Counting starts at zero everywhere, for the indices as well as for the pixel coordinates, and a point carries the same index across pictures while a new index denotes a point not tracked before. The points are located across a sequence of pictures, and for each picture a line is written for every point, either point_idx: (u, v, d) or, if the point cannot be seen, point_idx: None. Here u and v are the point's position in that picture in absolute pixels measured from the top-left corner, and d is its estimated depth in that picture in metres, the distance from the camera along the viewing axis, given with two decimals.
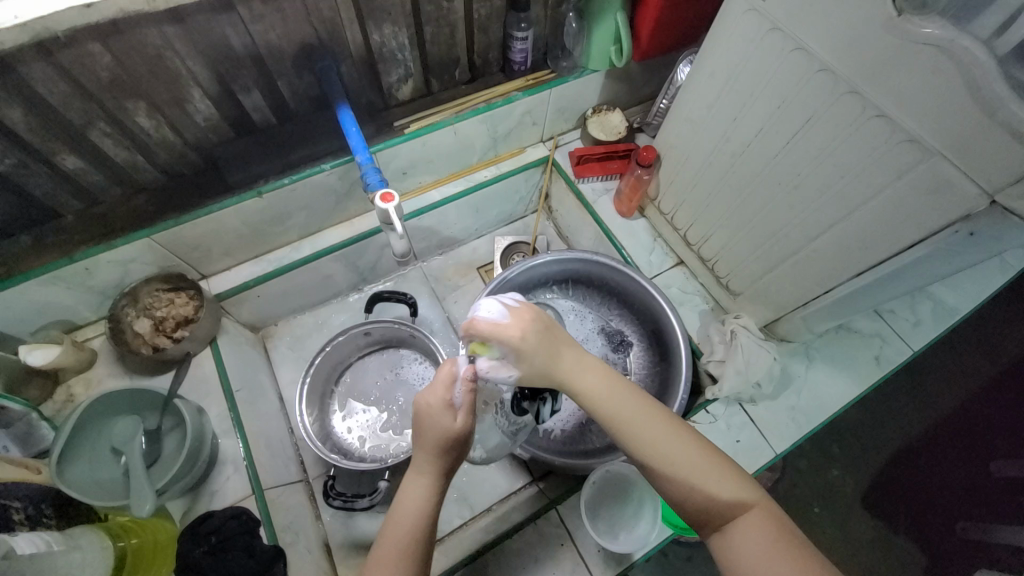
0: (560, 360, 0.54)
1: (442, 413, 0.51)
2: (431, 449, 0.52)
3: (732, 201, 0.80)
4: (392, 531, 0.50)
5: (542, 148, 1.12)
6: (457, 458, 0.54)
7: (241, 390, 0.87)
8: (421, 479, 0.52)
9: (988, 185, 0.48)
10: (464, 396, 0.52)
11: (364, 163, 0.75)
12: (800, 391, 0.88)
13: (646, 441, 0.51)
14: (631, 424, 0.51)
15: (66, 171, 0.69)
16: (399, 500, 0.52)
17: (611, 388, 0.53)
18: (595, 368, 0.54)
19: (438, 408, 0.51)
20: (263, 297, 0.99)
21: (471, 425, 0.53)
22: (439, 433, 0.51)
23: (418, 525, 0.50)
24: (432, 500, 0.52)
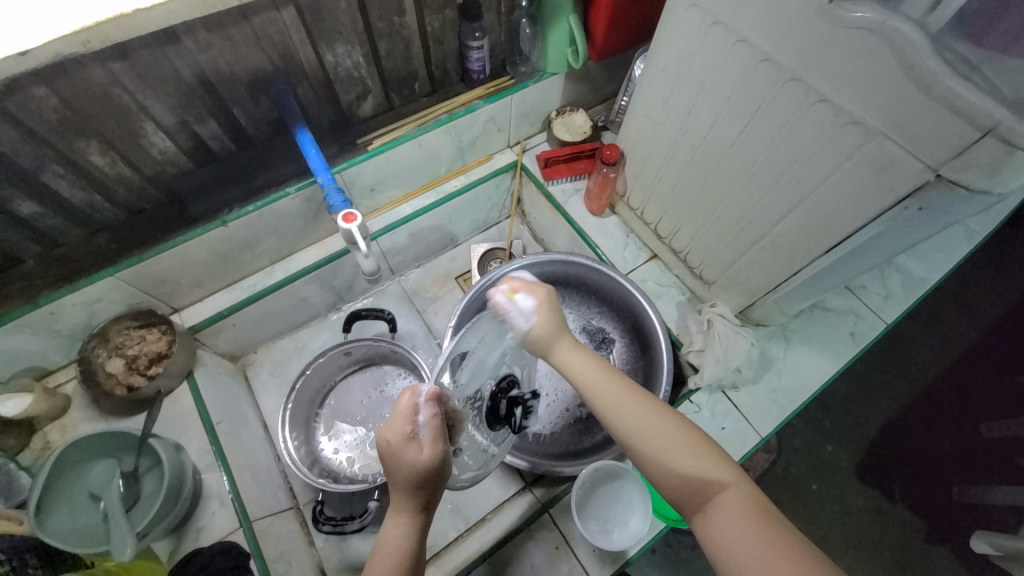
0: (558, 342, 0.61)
1: (405, 448, 0.50)
2: (402, 487, 0.51)
3: (696, 192, 0.81)
4: (376, 565, 0.51)
5: (510, 153, 1.12)
6: (435, 491, 0.52)
7: (222, 422, 0.86)
8: (400, 520, 0.52)
9: (930, 160, 0.49)
10: (428, 424, 0.50)
11: (326, 183, 0.74)
12: (780, 373, 0.90)
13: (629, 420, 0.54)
14: (615, 407, 0.56)
15: (22, 216, 0.68)
16: (379, 543, 0.52)
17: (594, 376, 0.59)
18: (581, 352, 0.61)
19: (400, 444, 0.49)
20: (239, 325, 0.98)
21: (441, 454, 0.50)
22: (407, 469, 0.50)
23: (397, 565, 0.50)
24: (413, 536, 0.52)
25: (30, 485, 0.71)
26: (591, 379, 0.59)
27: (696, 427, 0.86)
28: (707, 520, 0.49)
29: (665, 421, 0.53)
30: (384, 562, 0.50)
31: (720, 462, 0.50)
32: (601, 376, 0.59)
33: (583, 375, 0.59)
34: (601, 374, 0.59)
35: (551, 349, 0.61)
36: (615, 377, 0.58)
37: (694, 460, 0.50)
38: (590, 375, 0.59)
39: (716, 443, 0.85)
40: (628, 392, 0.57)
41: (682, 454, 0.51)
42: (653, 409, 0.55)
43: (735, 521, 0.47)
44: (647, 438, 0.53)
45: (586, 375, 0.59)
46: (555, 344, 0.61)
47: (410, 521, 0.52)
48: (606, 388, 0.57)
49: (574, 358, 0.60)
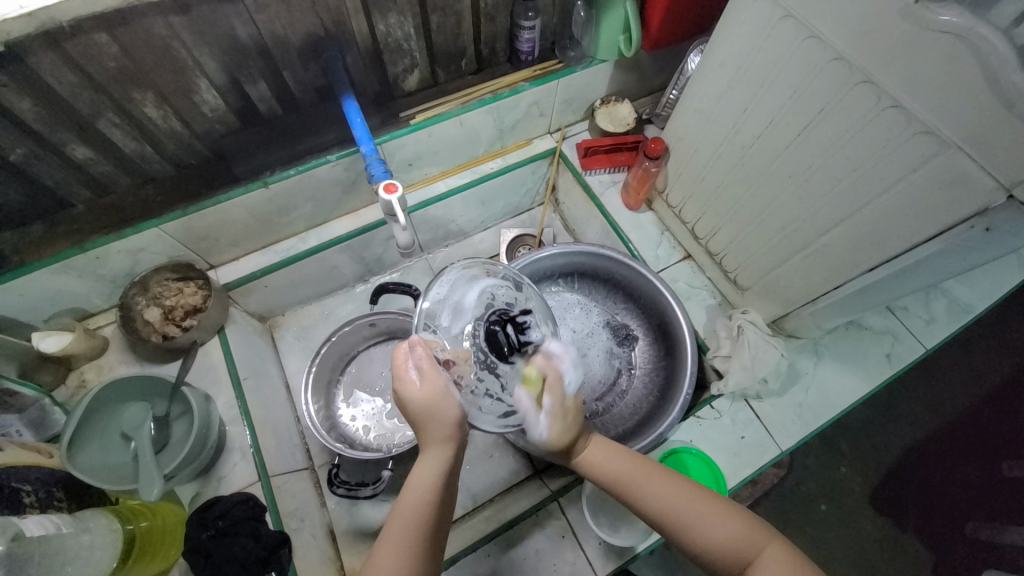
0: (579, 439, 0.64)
1: (409, 387, 0.57)
2: (422, 424, 0.58)
3: (741, 194, 0.79)
4: (405, 501, 0.54)
5: (549, 139, 1.11)
6: (450, 424, 0.58)
7: (248, 379, 0.88)
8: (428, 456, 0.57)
9: (1006, 178, 0.46)
10: (422, 363, 0.57)
11: (368, 153, 0.75)
12: (807, 387, 0.87)
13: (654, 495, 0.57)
14: (642, 485, 0.58)
15: (77, 161, 0.70)
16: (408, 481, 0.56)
17: (616, 464, 0.62)
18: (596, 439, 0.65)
19: (404, 387, 0.58)
20: (270, 287, 1.00)
21: (440, 385, 0.57)
22: (415, 407, 0.58)
23: (426, 495, 0.54)
24: (439, 466, 0.56)
25: (67, 419, 0.74)
26: (613, 466, 0.62)
27: (714, 433, 0.85)
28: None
29: (686, 491, 0.56)
30: (415, 490, 0.54)
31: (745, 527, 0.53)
32: (624, 461, 0.62)
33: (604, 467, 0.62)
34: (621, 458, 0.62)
35: (573, 448, 0.63)
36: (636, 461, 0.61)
37: (718, 522, 0.53)
38: (615, 461, 0.62)
39: (734, 452, 0.83)
40: (648, 470, 0.60)
41: (705, 516, 0.54)
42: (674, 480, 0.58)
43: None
44: (677, 514, 0.55)
45: (607, 464, 0.62)
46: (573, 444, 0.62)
47: (434, 454, 0.57)
48: (633, 469, 0.60)
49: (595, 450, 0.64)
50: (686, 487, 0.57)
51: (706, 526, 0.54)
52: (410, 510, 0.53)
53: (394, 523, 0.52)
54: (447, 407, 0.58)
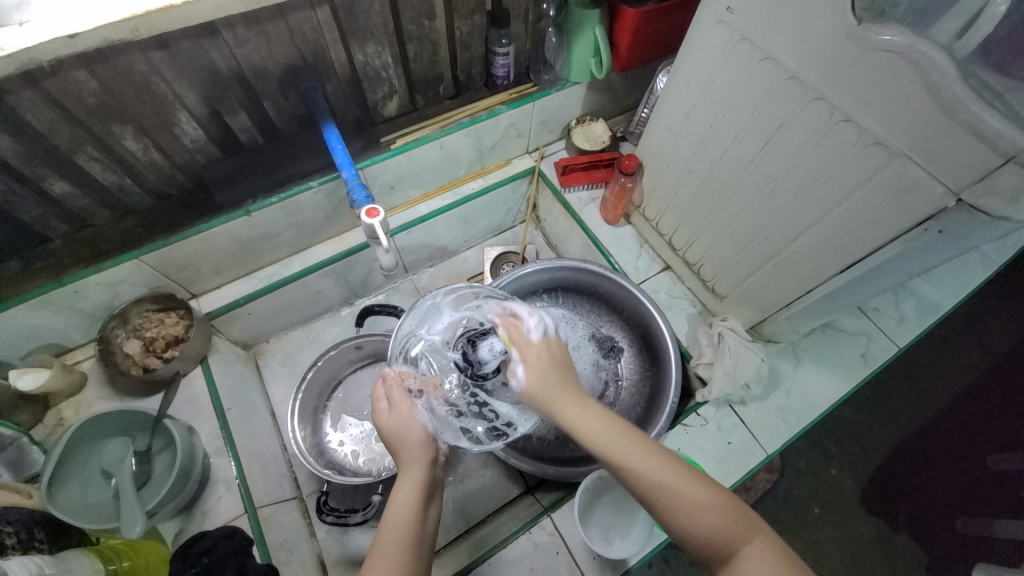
0: (562, 400, 0.56)
1: (382, 413, 0.63)
2: (398, 447, 0.61)
3: (713, 206, 0.82)
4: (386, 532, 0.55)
5: (528, 159, 1.14)
6: (423, 442, 0.62)
7: (233, 408, 0.87)
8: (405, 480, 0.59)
9: (952, 183, 0.50)
10: (391, 395, 0.63)
11: (350, 178, 0.76)
12: (789, 391, 0.89)
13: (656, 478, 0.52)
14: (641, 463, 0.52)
15: (55, 195, 0.70)
16: (389, 506, 0.57)
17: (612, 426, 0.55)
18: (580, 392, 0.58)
19: (379, 414, 0.63)
20: (254, 314, 0.99)
21: (406, 409, 0.62)
22: (386, 433, 0.62)
23: (408, 520, 0.55)
24: (415, 490, 0.58)
25: (44, 458, 0.72)
26: (606, 433, 0.54)
27: (702, 440, 0.86)
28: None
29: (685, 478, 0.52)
30: (397, 512, 0.56)
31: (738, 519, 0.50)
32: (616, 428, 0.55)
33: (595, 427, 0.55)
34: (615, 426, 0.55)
35: (561, 402, 0.56)
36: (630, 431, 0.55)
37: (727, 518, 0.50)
38: (608, 431, 0.54)
39: (722, 458, 0.84)
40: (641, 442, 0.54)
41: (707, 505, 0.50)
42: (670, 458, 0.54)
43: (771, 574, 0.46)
44: (675, 491, 0.51)
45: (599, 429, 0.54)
46: (553, 402, 0.56)
47: (411, 475, 0.60)
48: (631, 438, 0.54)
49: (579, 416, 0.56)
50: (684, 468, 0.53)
51: (696, 509, 0.50)
52: (394, 531, 0.54)
53: (380, 545, 0.54)
54: (417, 428, 0.62)
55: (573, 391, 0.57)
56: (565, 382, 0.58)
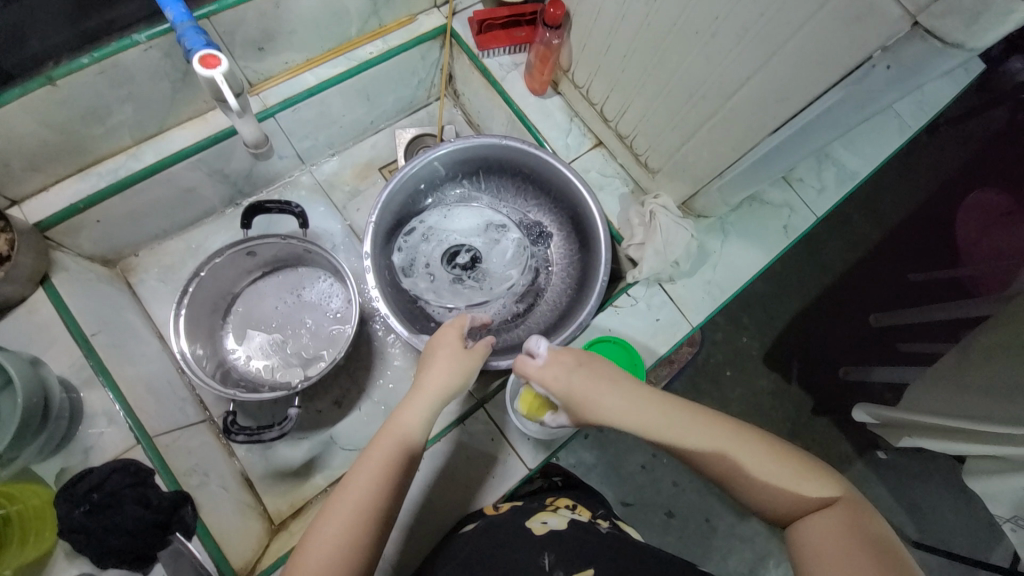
0: (577, 377, 0.61)
1: (445, 335, 0.67)
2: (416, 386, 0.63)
3: (648, 60, 0.71)
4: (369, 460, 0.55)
5: (437, 16, 0.93)
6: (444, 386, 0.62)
7: (102, 334, 0.73)
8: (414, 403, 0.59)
9: (912, 4, 0.42)
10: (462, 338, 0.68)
11: (178, 20, 0.56)
12: (715, 265, 0.90)
13: (699, 443, 0.55)
14: (670, 429, 0.56)
15: None
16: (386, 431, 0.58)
17: (638, 397, 0.58)
18: (623, 391, 0.59)
19: (450, 343, 0.65)
20: (107, 223, 0.79)
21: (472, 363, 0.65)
22: (429, 357, 0.65)
23: (397, 450, 0.56)
24: (422, 426, 0.59)
25: None
26: (635, 406, 0.58)
27: (630, 319, 0.84)
28: (803, 538, 0.51)
29: (735, 445, 0.54)
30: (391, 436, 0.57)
31: (804, 475, 0.53)
32: (655, 409, 0.57)
33: (624, 410, 0.58)
34: (664, 407, 0.57)
35: (583, 393, 0.60)
36: (693, 415, 0.56)
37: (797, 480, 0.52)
38: (635, 403, 0.58)
39: (650, 334, 0.84)
40: (678, 411, 0.57)
41: (768, 465, 0.53)
42: (718, 425, 0.56)
43: (837, 529, 0.49)
44: (726, 463, 0.54)
45: (628, 412, 0.58)
46: (575, 395, 0.60)
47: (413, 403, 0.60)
48: (654, 407, 0.57)
49: (606, 398, 0.58)
50: (722, 430, 0.55)
51: (767, 479, 0.53)
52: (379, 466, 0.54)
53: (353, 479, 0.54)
54: (435, 374, 0.62)
55: (598, 373, 0.60)
56: (584, 369, 0.61)
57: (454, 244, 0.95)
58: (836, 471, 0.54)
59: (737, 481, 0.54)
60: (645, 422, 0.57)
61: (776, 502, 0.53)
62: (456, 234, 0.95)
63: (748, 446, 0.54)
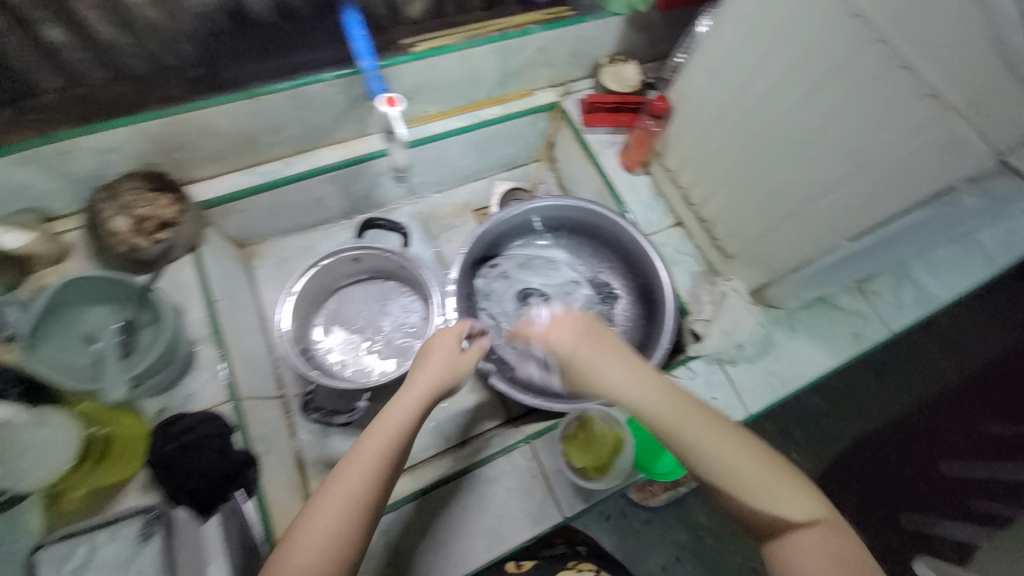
0: (583, 350, 0.62)
1: (445, 335, 0.70)
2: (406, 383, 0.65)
3: (738, 157, 0.79)
4: (360, 453, 0.56)
5: (552, 93, 1.08)
6: (439, 388, 0.65)
7: (223, 301, 0.84)
8: (405, 399, 0.61)
9: (996, 144, 0.49)
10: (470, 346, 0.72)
11: (367, 69, 0.77)
12: (778, 357, 0.90)
13: (706, 445, 0.55)
14: (684, 430, 0.55)
15: (45, 39, 0.65)
16: (377, 426, 0.59)
17: (641, 374, 0.59)
18: (631, 368, 0.59)
19: (446, 347, 0.68)
20: (251, 213, 0.94)
21: (461, 371, 0.68)
22: (428, 359, 0.67)
23: (388, 447, 0.57)
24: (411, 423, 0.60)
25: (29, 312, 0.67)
26: (637, 388, 0.57)
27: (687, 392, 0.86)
28: (791, 545, 0.53)
29: (739, 450, 0.55)
30: (382, 429, 0.58)
31: (794, 500, 0.55)
32: (664, 398, 0.57)
33: (626, 385, 0.58)
34: (674, 399, 0.57)
35: (594, 359, 0.60)
36: (704, 415, 0.56)
37: (793, 503, 0.55)
38: (641, 385, 0.57)
39: None
40: (683, 400, 0.57)
41: (760, 474, 0.55)
42: (722, 426, 0.56)
43: (824, 558, 0.52)
44: (735, 474, 0.54)
45: (634, 390, 0.57)
46: (577, 359, 0.61)
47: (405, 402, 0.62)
48: (663, 397, 0.57)
49: (611, 373, 0.59)
50: (723, 429, 0.56)
51: (757, 487, 0.54)
52: (370, 461, 0.55)
53: (343, 470, 0.55)
54: (425, 374, 0.65)
55: (610, 351, 0.61)
56: (598, 344, 0.62)
57: (526, 284, 1.01)
58: (821, 494, 0.57)
59: (740, 493, 0.54)
60: (653, 407, 0.56)
61: (762, 513, 0.54)
62: (530, 275, 1.02)
63: (744, 450, 0.56)
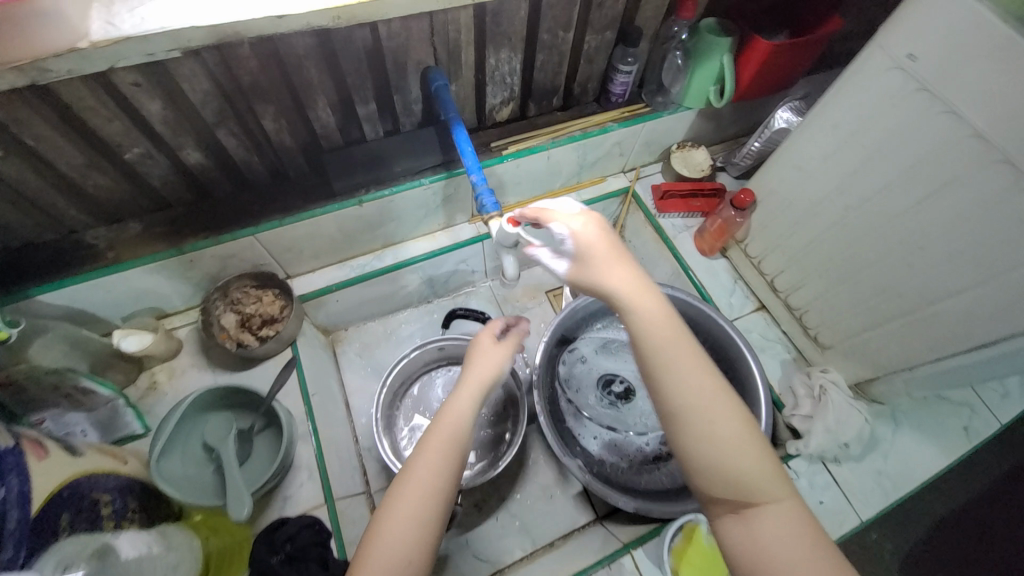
0: (597, 261, 0.58)
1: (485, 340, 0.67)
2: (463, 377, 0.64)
3: (835, 253, 0.78)
4: (428, 447, 0.56)
5: (622, 178, 1.11)
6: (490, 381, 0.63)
7: (316, 394, 0.86)
8: (463, 399, 0.60)
9: None
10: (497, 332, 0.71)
11: (477, 182, 0.72)
12: (886, 455, 0.85)
13: (697, 396, 0.53)
14: (690, 382, 0.53)
15: (186, 164, 0.72)
16: (439, 421, 0.58)
17: (658, 317, 0.56)
18: (651, 307, 0.57)
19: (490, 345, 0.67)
20: (341, 302, 0.98)
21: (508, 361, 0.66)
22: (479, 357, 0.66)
23: (456, 439, 0.57)
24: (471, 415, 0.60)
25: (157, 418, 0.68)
26: (652, 323, 0.56)
27: None
28: (744, 521, 0.50)
29: (731, 424, 0.52)
30: (447, 425, 0.57)
31: (763, 468, 0.51)
32: (667, 338, 0.55)
33: (636, 310, 0.56)
34: (686, 352, 0.55)
35: (593, 262, 0.58)
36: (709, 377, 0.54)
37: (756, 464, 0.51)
38: (645, 315, 0.56)
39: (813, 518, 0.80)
40: (691, 356, 0.55)
41: (750, 451, 0.52)
42: (720, 393, 0.54)
43: (787, 528, 0.48)
44: (704, 428, 0.52)
45: (648, 326, 0.56)
46: (592, 255, 0.58)
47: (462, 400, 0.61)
48: (667, 340, 0.55)
49: (632, 297, 0.57)
50: (724, 401, 0.53)
51: (749, 457, 0.51)
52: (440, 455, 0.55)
53: (413, 463, 0.55)
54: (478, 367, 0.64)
55: (615, 263, 0.58)
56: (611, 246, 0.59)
57: (608, 372, 0.98)
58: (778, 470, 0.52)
59: (692, 445, 0.52)
60: (652, 343, 0.55)
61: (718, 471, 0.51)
62: (611, 362, 0.99)
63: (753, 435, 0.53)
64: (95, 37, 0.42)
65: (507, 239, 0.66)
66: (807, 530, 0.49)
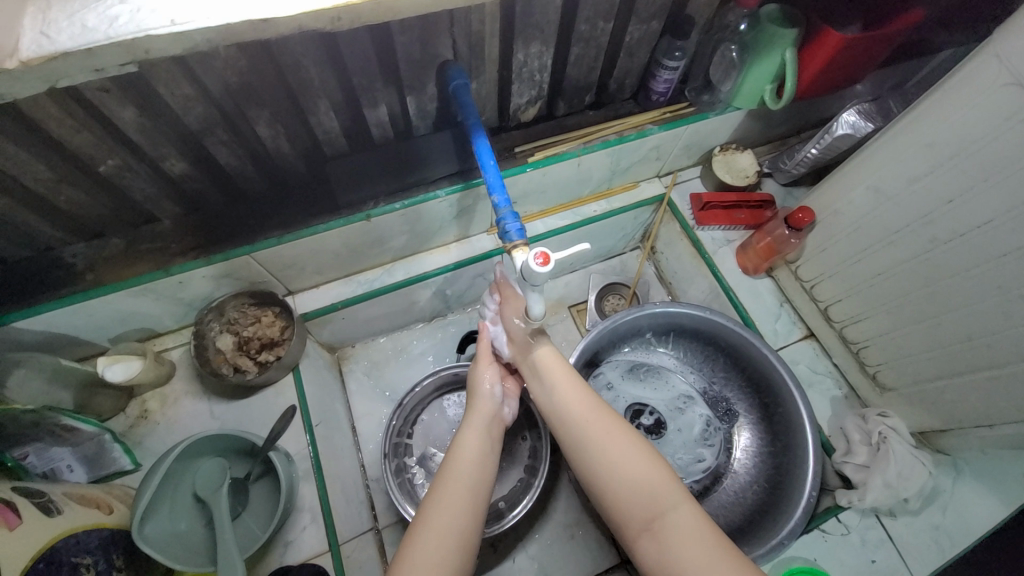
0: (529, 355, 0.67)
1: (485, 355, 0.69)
2: (469, 405, 0.66)
3: (911, 289, 0.68)
4: (448, 479, 0.57)
5: (658, 184, 1.00)
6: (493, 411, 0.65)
7: (320, 424, 0.79)
8: (473, 432, 0.61)
9: None
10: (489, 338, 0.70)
11: (501, 204, 0.62)
12: (946, 509, 0.75)
13: (590, 427, 0.59)
14: (585, 423, 0.60)
15: (171, 175, 0.63)
16: (453, 453, 0.60)
17: (561, 370, 0.65)
18: (556, 360, 0.66)
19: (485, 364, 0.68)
20: (348, 319, 0.90)
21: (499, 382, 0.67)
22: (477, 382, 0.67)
23: (472, 467, 0.58)
24: (484, 445, 0.61)
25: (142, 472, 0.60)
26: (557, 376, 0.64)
27: (839, 552, 0.74)
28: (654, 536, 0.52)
29: (625, 445, 0.57)
30: (463, 456, 0.59)
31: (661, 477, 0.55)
32: (568, 385, 0.64)
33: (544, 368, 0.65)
34: (580, 395, 0.63)
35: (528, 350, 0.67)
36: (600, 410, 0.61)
37: (655, 475, 0.55)
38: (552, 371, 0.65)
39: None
40: (587, 398, 0.62)
41: (649, 467, 0.56)
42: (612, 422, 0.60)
43: (687, 530, 0.51)
44: (599, 453, 0.57)
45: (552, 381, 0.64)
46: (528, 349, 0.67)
47: (473, 423, 0.63)
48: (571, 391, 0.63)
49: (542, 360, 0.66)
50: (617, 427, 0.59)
51: (640, 472, 0.56)
52: (461, 486, 0.56)
53: (437, 493, 0.56)
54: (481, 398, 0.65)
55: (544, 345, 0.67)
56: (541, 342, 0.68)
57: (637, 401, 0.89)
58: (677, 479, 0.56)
59: (600, 470, 0.57)
60: (554, 393, 0.63)
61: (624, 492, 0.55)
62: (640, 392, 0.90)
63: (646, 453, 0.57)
64: (29, 54, 0.35)
65: (533, 276, 0.55)
66: (709, 533, 0.51)
